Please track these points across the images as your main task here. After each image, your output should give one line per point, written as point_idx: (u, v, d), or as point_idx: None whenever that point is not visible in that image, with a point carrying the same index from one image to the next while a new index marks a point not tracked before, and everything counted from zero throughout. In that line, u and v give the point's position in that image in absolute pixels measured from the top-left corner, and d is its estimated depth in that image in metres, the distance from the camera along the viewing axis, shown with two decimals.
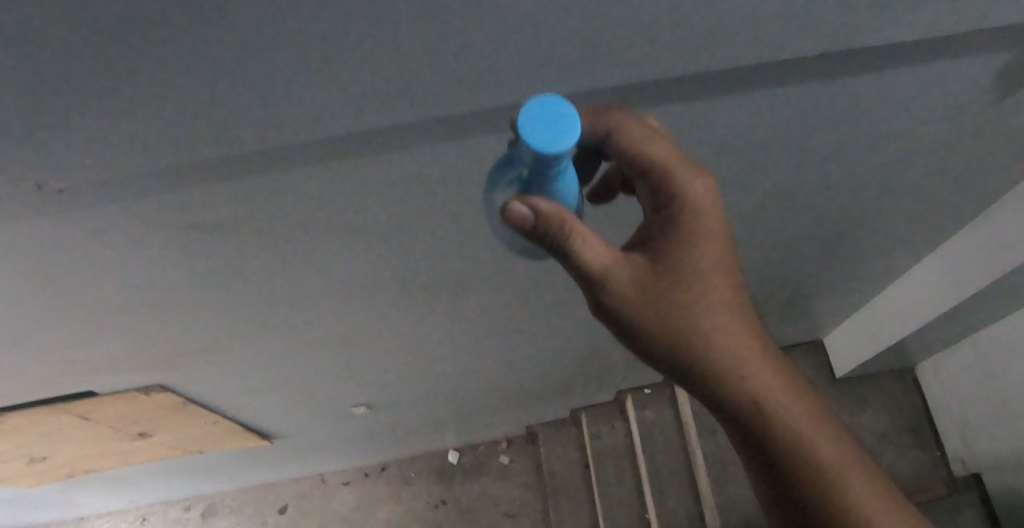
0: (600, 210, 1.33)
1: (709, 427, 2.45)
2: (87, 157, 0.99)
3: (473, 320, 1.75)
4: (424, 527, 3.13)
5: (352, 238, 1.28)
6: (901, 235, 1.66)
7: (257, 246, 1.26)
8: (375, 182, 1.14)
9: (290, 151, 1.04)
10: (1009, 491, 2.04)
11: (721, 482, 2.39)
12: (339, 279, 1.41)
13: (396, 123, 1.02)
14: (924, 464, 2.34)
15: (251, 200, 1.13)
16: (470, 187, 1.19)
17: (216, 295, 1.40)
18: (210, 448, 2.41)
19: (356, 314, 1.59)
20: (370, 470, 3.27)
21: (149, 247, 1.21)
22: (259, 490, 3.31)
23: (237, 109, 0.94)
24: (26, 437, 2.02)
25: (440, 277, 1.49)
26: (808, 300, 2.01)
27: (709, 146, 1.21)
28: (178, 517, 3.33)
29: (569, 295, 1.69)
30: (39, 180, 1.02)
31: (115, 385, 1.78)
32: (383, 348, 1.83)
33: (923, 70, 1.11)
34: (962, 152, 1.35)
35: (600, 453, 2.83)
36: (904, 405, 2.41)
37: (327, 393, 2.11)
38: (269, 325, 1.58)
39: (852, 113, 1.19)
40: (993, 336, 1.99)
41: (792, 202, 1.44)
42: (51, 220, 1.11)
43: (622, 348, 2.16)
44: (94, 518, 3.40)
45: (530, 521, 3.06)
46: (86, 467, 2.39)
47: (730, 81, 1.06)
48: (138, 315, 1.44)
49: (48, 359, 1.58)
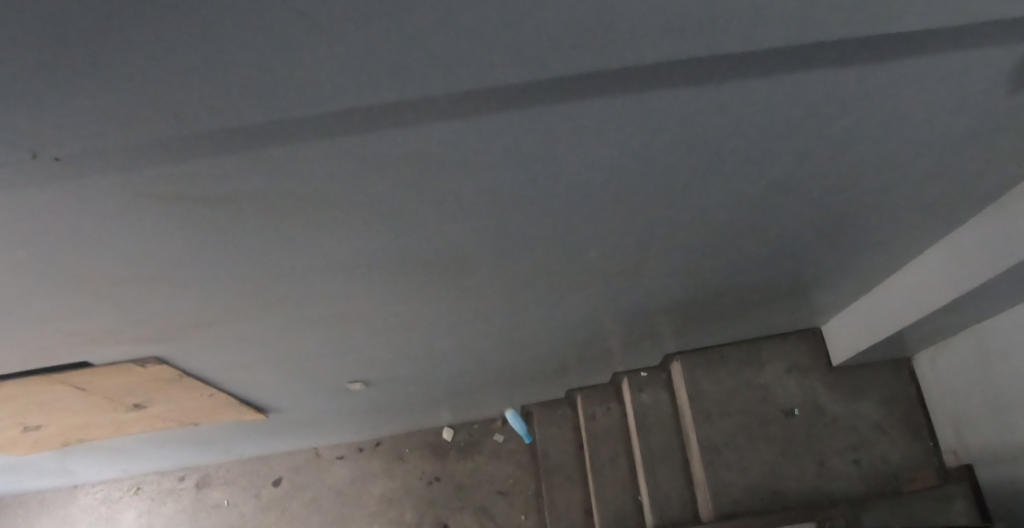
0: (606, 193, 1.31)
1: (703, 411, 2.45)
2: (86, 124, 0.96)
3: (472, 300, 1.74)
4: (417, 502, 3.14)
5: (353, 215, 1.26)
6: (906, 226, 1.64)
7: (256, 221, 1.23)
8: (380, 159, 1.12)
9: (294, 125, 1.02)
10: (1000, 484, 2.04)
11: (714, 466, 2.39)
12: (340, 255, 1.39)
13: (404, 98, 1.00)
14: (917, 454, 2.35)
15: (253, 173, 1.10)
16: (475, 166, 1.17)
17: (216, 269, 1.38)
18: (205, 420, 2.40)
19: (355, 290, 1.57)
20: (364, 445, 3.28)
21: (148, 219, 1.19)
22: (254, 462, 3.32)
23: (242, 79, 0.92)
24: (20, 406, 2.00)
25: (441, 255, 1.47)
26: (808, 288, 2.00)
27: (719, 133, 1.19)
28: (171, 487, 3.33)
29: (569, 277, 1.67)
30: (35, 147, 0.99)
31: (111, 356, 1.76)
32: (381, 324, 1.81)
33: (942, 58, 1.09)
34: (974, 144, 1.33)
35: (594, 435, 2.84)
36: (899, 395, 2.41)
37: (323, 368, 2.10)
38: (268, 299, 1.56)
39: (868, 102, 1.16)
40: (991, 328, 1.98)
41: (800, 193, 1.42)
42: (46, 189, 1.08)
43: (621, 330, 2.15)
44: (89, 487, 3.40)
45: (523, 500, 3.07)
46: (79, 437, 2.38)
47: (743, 65, 1.04)
48: (134, 287, 1.41)
49: (42, 330, 1.56)
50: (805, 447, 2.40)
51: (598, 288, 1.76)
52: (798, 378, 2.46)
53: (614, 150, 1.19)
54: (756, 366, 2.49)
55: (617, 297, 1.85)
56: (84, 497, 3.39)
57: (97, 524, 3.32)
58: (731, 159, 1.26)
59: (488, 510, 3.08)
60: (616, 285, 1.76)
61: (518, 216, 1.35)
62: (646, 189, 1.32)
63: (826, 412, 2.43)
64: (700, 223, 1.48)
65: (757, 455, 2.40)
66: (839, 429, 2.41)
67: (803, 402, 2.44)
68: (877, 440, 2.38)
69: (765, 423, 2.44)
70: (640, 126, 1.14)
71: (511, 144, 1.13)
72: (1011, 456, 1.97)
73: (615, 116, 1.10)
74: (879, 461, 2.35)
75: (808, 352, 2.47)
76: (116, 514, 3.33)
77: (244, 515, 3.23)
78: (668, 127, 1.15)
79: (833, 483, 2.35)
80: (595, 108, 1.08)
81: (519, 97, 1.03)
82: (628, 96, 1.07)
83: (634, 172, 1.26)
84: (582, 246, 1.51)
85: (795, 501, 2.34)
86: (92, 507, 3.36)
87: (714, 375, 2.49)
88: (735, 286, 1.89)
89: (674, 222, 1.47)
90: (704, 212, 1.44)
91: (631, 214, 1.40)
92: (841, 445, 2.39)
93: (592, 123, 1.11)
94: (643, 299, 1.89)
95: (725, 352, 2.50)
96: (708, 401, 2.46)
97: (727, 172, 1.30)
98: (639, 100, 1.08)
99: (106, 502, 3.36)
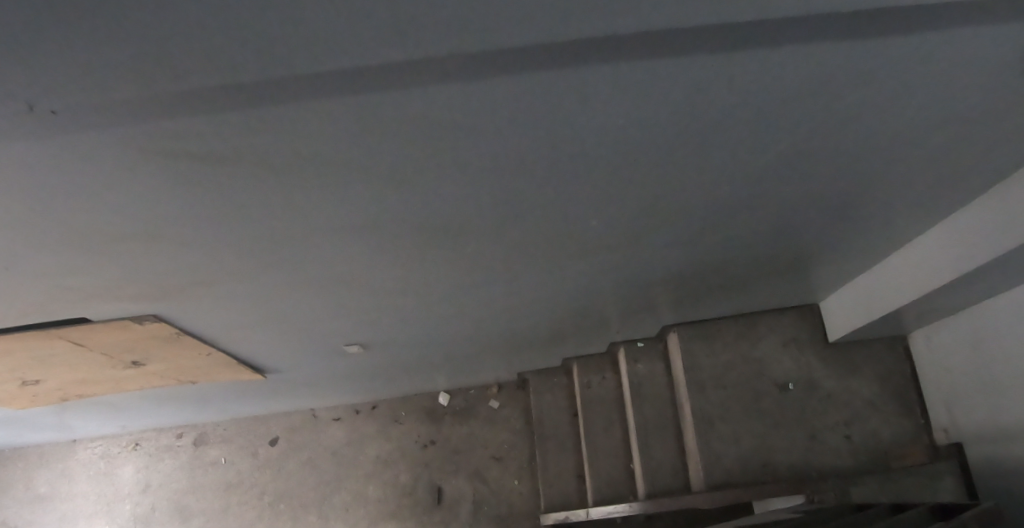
0: (608, 160, 1.29)
1: (698, 383, 2.47)
2: (81, 77, 0.94)
3: (472, 266, 1.74)
4: (412, 465, 3.18)
5: (354, 177, 1.25)
6: (909, 203, 1.63)
7: (255, 180, 1.22)
8: (383, 120, 1.10)
9: (297, 84, 1.00)
10: (987, 462, 2.06)
11: (707, 438, 2.42)
12: (339, 216, 1.38)
13: (407, 58, 0.98)
14: (908, 431, 2.35)
15: (254, 132, 1.09)
16: (480, 129, 1.15)
17: (215, 228, 1.37)
18: (204, 379, 2.41)
19: (354, 252, 1.56)
20: (361, 407, 3.30)
21: (145, 176, 1.17)
22: (251, 422, 3.35)
23: (246, 34, 0.90)
24: (19, 360, 2.01)
25: (442, 220, 1.46)
26: (807, 263, 1.99)
27: (726, 104, 1.17)
28: (169, 444, 3.36)
29: (568, 244, 1.66)
30: (31, 99, 0.97)
31: (109, 313, 1.76)
32: (380, 287, 1.81)
33: (959, 34, 1.07)
34: (985, 122, 1.31)
35: (589, 403, 2.86)
36: (893, 372, 2.42)
37: (321, 330, 2.11)
38: (267, 260, 1.55)
39: (880, 77, 1.14)
40: (989, 308, 1.98)
41: (803, 168, 1.40)
42: (43, 142, 1.06)
43: (619, 300, 2.15)
44: (87, 441, 3.43)
45: (517, 465, 3.11)
46: (78, 392, 2.40)
47: (753, 34, 1.02)
48: (133, 244, 1.41)
49: (42, 285, 1.55)
50: (797, 421, 2.42)
51: (599, 257, 1.76)
52: (793, 352, 2.47)
53: (621, 117, 1.17)
54: (752, 340, 2.50)
55: (617, 267, 1.85)
56: (84, 451, 3.42)
57: (96, 478, 3.37)
58: (738, 130, 1.24)
59: (482, 474, 3.12)
60: (616, 255, 1.75)
61: (520, 182, 1.33)
62: (650, 159, 1.31)
63: (820, 387, 2.44)
64: (704, 194, 1.47)
65: (750, 427, 2.42)
66: (832, 404, 2.42)
67: (798, 377, 2.46)
68: (869, 417, 2.39)
69: (759, 397, 2.45)
70: (645, 95, 1.12)
71: (516, 108, 1.11)
72: (1002, 434, 1.99)
73: (621, 83, 1.08)
74: (870, 436, 2.37)
75: (804, 327, 2.48)
76: (114, 469, 3.37)
77: (242, 473, 3.27)
78: (674, 97, 1.13)
79: (824, 457, 2.37)
80: (603, 75, 1.06)
81: (526, 61, 1.01)
82: (633, 63, 1.05)
83: (637, 140, 1.24)
84: (583, 214, 1.50)
85: (785, 474, 2.37)
86: (91, 462, 3.40)
87: (710, 347, 2.51)
88: (735, 259, 1.89)
89: (676, 193, 1.45)
90: (709, 183, 1.42)
91: (633, 183, 1.39)
92: (834, 420, 2.40)
93: (599, 90, 1.09)
94: (643, 269, 1.89)
95: (722, 325, 2.52)
96: (703, 373, 2.48)
97: (733, 144, 1.28)
98: (648, 67, 1.06)
99: (105, 457, 3.40)
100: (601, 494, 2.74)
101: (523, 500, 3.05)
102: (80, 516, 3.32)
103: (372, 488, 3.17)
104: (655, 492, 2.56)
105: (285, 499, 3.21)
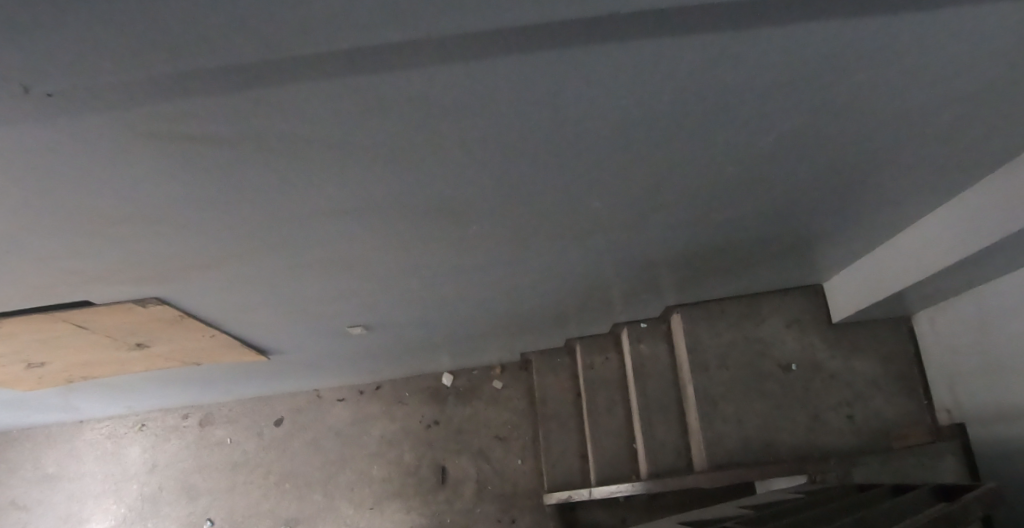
0: (609, 141, 1.28)
1: (701, 362, 2.48)
2: (72, 57, 0.94)
3: (475, 247, 1.74)
4: (415, 444, 3.20)
5: (355, 159, 1.24)
6: (916, 182, 1.61)
7: (254, 163, 1.21)
8: (381, 101, 1.08)
9: (295, 65, 0.99)
10: (988, 441, 2.05)
11: (709, 417, 2.43)
12: (340, 199, 1.38)
13: (406, 40, 0.97)
14: (910, 411, 2.35)
15: (253, 114, 1.08)
16: (479, 110, 1.14)
17: (216, 210, 1.37)
18: (207, 361, 2.42)
19: (354, 233, 1.56)
20: (364, 388, 3.32)
21: (142, 159, 1.16)
22: (256, 402, 3.36)
23: (240, 14, 0.90)
24: (23, 342, 2.01)
25: (442, 201, 1.45)
26: (811, 243, 1.98)
27: (726, 84, 1.15)
28: (176, 425, 3.38)
29: (570, 225, 1.65)
30: (27, 82, 0.97)
31: (112, 296, 1.76)
32: (382, 269, 1.81)
33: (967, 12, 1.05)
34: (993, 102, 1.29)
35: (591, 383, 2.87)
36: (898, 352, 2.40)
37: (324, 310, 2.11)
38: (269, 242, 1.55)
39: (884, 57, 1.13)
40: (994, 289, 1.97)
41: (806, 148, 1.39)
42: (37, 124, 1.05)
43: (620, 280, 2.14)
44: (93, 422, 3.45)
45: (521, 444, 3.13)
46: (83, 374, 2.41)
47: (754, 12, 1.01)
48: (133, 226, 1.40)
49: (44, 268, 1.55)
50: (800, 401, 2.42)
51: (601, 238, 1.75)
52: (796, 333, 2.46)
53: (621, 98, 1.15)
54: (755, 321, 2.50)
55: (620, 248, 1.84)
56: (90, 432, 3.44)
57: (102, 458, 3.40)
58: (743, 110, 1.23)
59: (485, 454, 3.14)
60: (618, 235, 1.74)
61: (522, 163, 1.32)
62: (650, 139, 1.29)
63: (823, 368, 2.43)
64: (707, 174, 1.45)
65: (752, 408, 2.43)
66: (835, 384, 2.42)
67: (801, 357, 2.45)
68: (872, 397, 2.39)
69: (761, 377, 2.45)
70: (644, 76, 1.11)
71: (517, 89, 1.10)
72: (1005, 413, 1.98)
73: (620, 63, 1.07)
74: (872, 417, 2.36)
75: (808, 307, 2.47)
76: (121, 449, 3.40)
77: (247, 453, 3.30)
78: (676, 78, 1.12)
79: (825, 437, 2.37)
80: (604, 54, 1.04)
81: (526, 39, 1.00)
82: (632, 44, 1.04)
83: (639, 120, 1.22)
84: (585, 195, 1.49)
85: (786, 454, 2.38)
86: (98, 442, 3.42)
87: (713, 328, 2.50)
88: (738, 240, 1.88)
89: (679, 174, 1.44)
90: (710, 164, 1.41)
91: (634, 163, 1.37)
92: (836, 400, 2.41)
93: (602, 69, 1.08)
94: (645, 250, 1.88)
95: (725, 306, 2.52)
96: (706, 354, 2.49)
97: (736, 124, 1.27)
98: (650, 47, 1.05)
99: (111, 437, 3.42)
100: (603, 473, 2.77)
101: (526, 478, 3.08)
102: (88, 495, 3.36)
103: (376, 468, 3.20)
104: (657, 472, 2.58)
105: (290, 479, 3.24)
